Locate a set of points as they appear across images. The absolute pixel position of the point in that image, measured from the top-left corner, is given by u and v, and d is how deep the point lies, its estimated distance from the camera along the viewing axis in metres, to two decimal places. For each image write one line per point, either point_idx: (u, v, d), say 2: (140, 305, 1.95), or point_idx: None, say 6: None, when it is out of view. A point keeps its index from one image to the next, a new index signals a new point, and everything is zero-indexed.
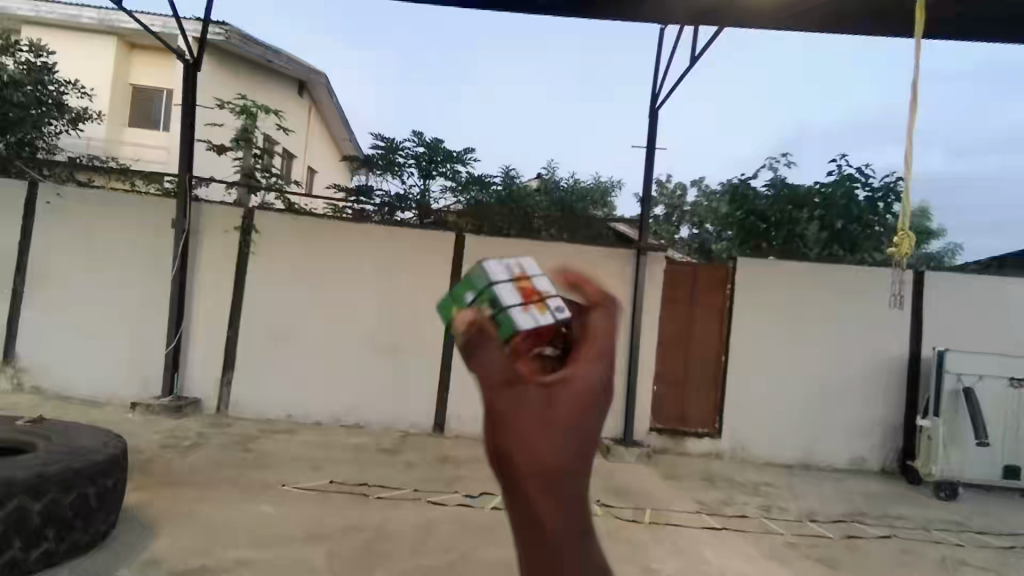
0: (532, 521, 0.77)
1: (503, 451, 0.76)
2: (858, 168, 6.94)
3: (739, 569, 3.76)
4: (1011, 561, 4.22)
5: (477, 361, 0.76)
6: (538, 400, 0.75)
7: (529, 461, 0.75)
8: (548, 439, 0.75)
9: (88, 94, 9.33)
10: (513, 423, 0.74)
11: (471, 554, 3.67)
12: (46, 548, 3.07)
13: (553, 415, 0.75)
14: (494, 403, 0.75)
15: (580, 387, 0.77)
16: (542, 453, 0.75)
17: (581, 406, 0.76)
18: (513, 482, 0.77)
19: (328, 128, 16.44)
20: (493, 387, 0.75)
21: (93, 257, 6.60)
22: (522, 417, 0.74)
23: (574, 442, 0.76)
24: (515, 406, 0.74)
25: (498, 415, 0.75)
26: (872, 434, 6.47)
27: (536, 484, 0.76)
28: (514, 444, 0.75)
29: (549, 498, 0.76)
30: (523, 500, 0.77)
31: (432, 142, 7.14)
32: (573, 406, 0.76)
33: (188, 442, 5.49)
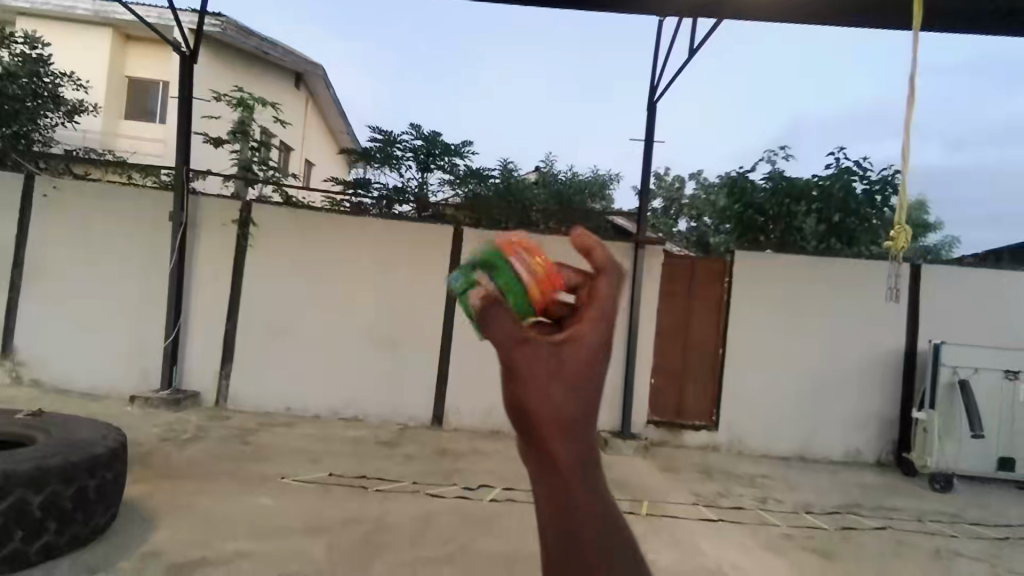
0: (551, 486, 0.73)
1: (520, 410, 0.71)
2: (856, 161, 6.94)
3: (736, 560, 3.79)
4: (1004, 552, 4.26)
5: (489, 320, 0.71)
6: (552, 355, 0.71)
7: (547, 420, 0.71)
8: (563, 395, 0.70)
9: (84, 86, 9.28)
10: (530, 380, 0.70)
11: (469, 546, 3.70)
12: (47, 540, 3.09)
13: (569, 371, 0.71)
14: (508, 358, 0.71)
15: (595, 342, 0.73)
16: (560, 412, 0.71)
17: (597, 362, 0.72)
18: (531, 445, 0.73)
19: (326, 120, 16.38)
20: (506, 343, 0.70)
21: (91, 250, 6.60)
22: (538, 373, 0.70)
23: (592, 400, 0.72)
24: (531, 362, 0.70)
25: (512, 371, 0.70)
26: (868, 427, 6.50)
27: (555, 446, 0.71)
28: (532, 402, 0.70)
29: (570, 460, 0.72)
30: (542, 463, 0.73)
31: (430, 135, 7.13)
32: (589, 362, 0.72)
33: (187, 435, 5.51)
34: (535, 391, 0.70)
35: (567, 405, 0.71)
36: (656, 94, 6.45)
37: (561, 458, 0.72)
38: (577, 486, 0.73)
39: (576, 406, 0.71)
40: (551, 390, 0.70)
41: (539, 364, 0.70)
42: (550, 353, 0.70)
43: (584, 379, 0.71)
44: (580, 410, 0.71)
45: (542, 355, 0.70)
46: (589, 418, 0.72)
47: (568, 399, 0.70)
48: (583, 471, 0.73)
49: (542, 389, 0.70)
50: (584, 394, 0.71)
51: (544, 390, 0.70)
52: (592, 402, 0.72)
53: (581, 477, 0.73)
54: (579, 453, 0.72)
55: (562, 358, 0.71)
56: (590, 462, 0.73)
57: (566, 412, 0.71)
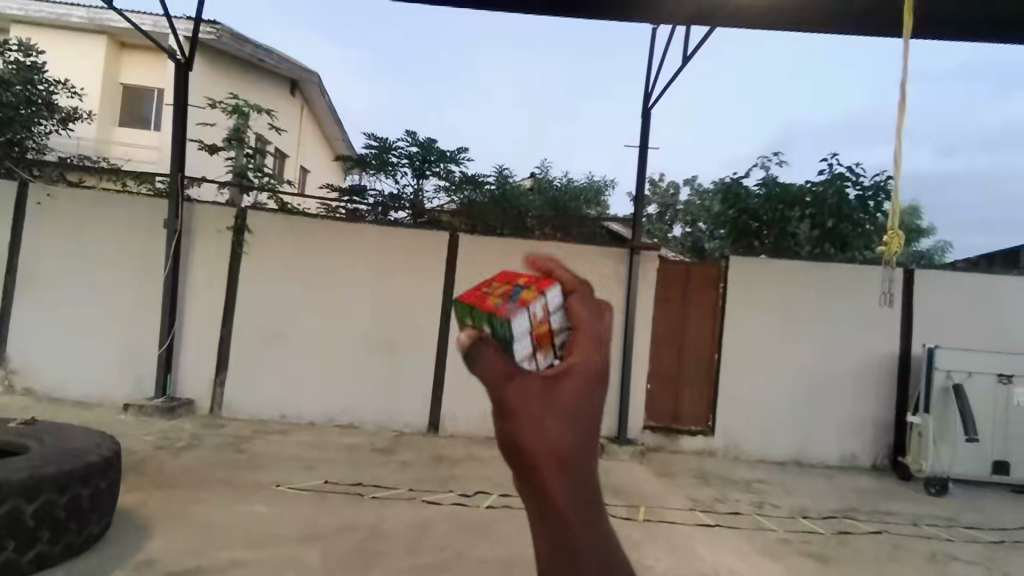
0: (547, 515, 0.73)
1: (513, 446, 0.70)
2: (849, 167, 6.98)
3: (732, 565, 3.79)
4: (1000, 556, 4.26)
5: (478, 358, 0.69)
6: (543, 391, 0.69)
7: (543, 455, 0.69)
8: (560, 429, 0.69)
9: (78, 94, 9.24)
10: (523, 418, 0.68)
11: (466, 553, 3.68)
12: (41, 549, 3.07)
13: (561, 404, 0.70)
14: (499, 399, 0.68)
15: (584, 375, 0.72)
16: (556, 444, 0.69)
17: (588, 393, 0.71)
18: (525, 479, 0.72)
19: (321, 127, 16.39)
20: (497, 383, 0.68)
21: (85, 258, 6.57)
22: (532, 407, 0.68)
23: (585, 430, 0.71)
24: (523, 399, 0.68)
25: (507, 410, 0.68)
26: (863, 432, 6.52)
27: (551, 476, 0.70)
28: (526, 439, 0.68)
29: (566, 492, 0.71)
30: (538, 495, 0.72)
31: (425, 142, 7.14)
32: (580, 394, 0.71)
33: (182, 444, 5.48)
34: (530, 425, 0.69)
35: (562, 438, 0.69)
36: (651, 101, 6.49)
37: (556, 490, 0.71)
38: (573, 514, 0.73)
39: (569, 440, 0.69)
40: (545, 425, 0.69)
41: (532, 402, 0.68)
42: (542, 389, 0.69)
43: (576, 411, 0.70)
44: (574, 440, 0.70)
45: (534, 392, 0.69)
46: (582, 448, 0.71)
47: (565, 430, 0.69)
48: (580, 500, 0.73)
49: (536, 424, 0.69)
50: (576, 426, 0.70)
51: (538, 426, 0.69)
52: (586, 433, 0.71)
53: (579, 505, 0.73)
54: (574, 484, 0.71)
55: (554, 392, 0.70)
56: (587, 489, 0.73)
57: (560, 446, 0.69)
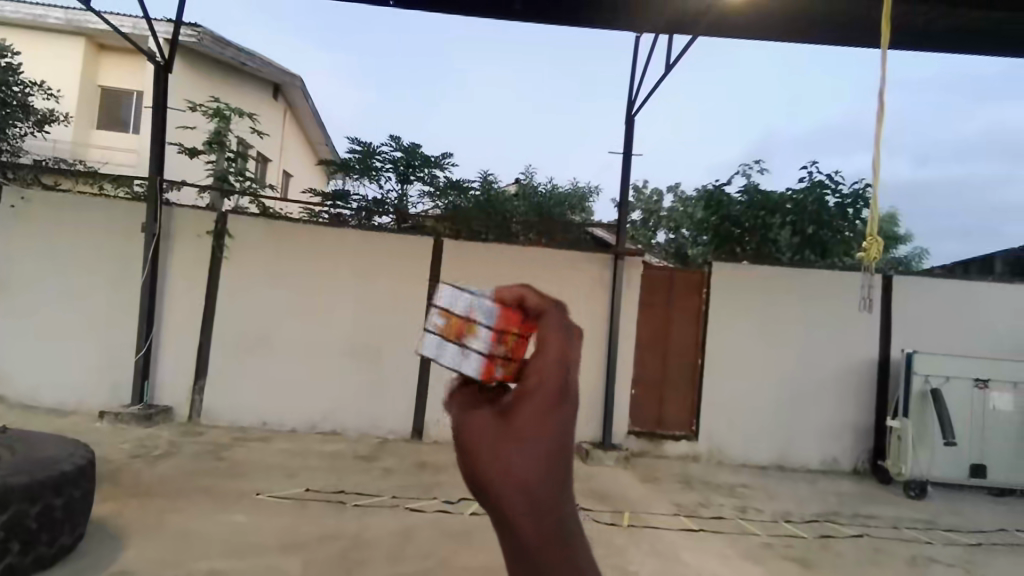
0: (522, 565, 0.63)
1: (473, 479, 0.63)
2: (828, 176, 7.11)
3: (716, 570, 3.78)
4: (977, 558, 4.32)
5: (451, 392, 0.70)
6: (498, 417, 0.63)
7: (499, 487, 0.61)
8: (511, 459, 0.61)
9: (55, 96, 9.06)
10: (478, 449, 0.62)
11: (450, 560, 3.65)
12: (11, 561, 2.97)
13: (520, 430, 0.62)
14: (458, 426, 0.64)
15: (548, 393, 0.64)
16: (514, 475, 0.61)
17: (554, 416, 0.63)
18: (493, 518, 0.63)
19: (303, 131, 16.29)
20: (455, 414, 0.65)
21: (60, 262, 6.43)
22: (482, 436, 0.62)
23: (546, 458, 0.62)
24: (474, 427, 0.63)
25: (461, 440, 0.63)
26: (843, 436, 6.58)
27: (513, 511, 0.61)
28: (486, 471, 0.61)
29: (540, 531, 0.62)
30: (508, 536, 0.63)
31: (410, 147, 7.12)
32: (543, 416, 0.63)
33: (159, 452, 5.36)
34: (484, 458, 0.62)
35: (525, 470, 0.61)
36: (634, 108, 6.55)
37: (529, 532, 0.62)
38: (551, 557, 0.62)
39: (533, 469, 0.61)
40: (503, 453, 0.61)
41: (488, 428, 0.62)
42: (497, 414, 0.63)
43: (536, 436, 0.62)
44: (535, 470, 0.62)
45: (487, 417, 0.63)
46: (549, 477, 0.62)
47: (520, 461, 0.61)
48: (555, 541, 0.62)
49: (488, 452, 0.62)
50: (534, 452, 0.62)
51: (494, 453, 0.62)
52: (551, 459, 0.62)
53: (557, 549, 0.62)
54: (552, 523, 0.62)
55: (512, 418, 0.63)
56: (560, 530, 0.63)
57: (523, 476, 0.61)
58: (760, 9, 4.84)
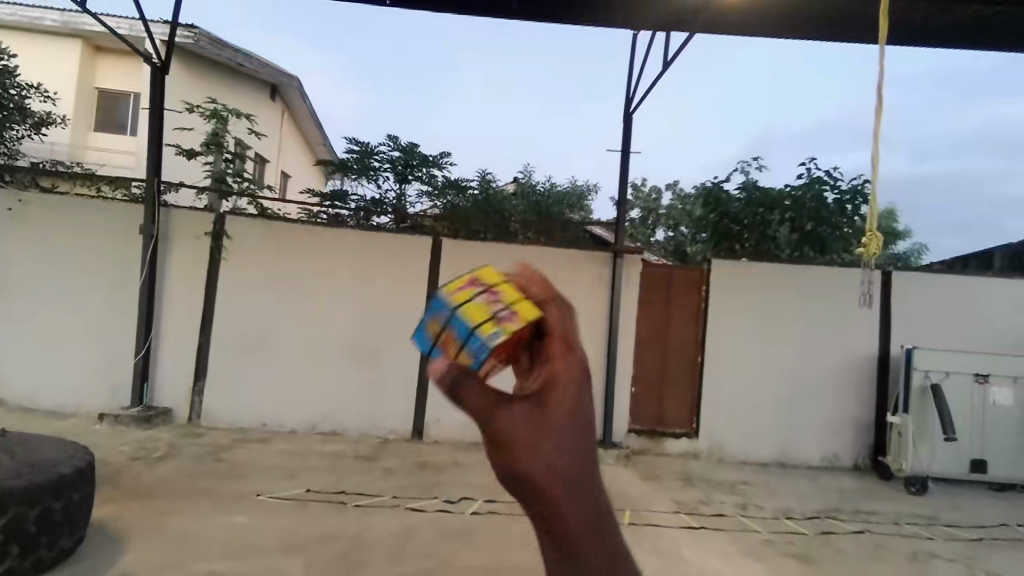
0: (564, 557, 0.63)
1: (511, 475, 0.63)
2: (827, 172, 7.12)
3: (717, 568, 3.77)
4: (979, 553, 4.31)
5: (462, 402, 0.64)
6: (532, 409, 0.64)
7: (541, 478, 0.62)
8: (551, 446, 0.63)
9: (52, 98, 9.04)
10: (518, 442, 0.62)
11: (451, 560, 3.64)
12: (10, 565, 2.97)
13: (554, 421, 0.64)
14: (489, 421, 0.63)
15: (569, 385, 0.66)
16: (553, 464, 0.62)
17: (579, 405, 0.65)
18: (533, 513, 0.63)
19: (301, 132, 16.28)
20: (483, 410, 0.63)
21: (58, 265, 6.42)
22: (521, 432, 0.62)
23: (581, 443, 0.64)
24: (508, 418, 0.63)
25: (497, 437, 0.63)
26: (843, 432, 6.57)
27: (560, 501, 0.62)
28: (525, 461, 0.62)
29: (581, 519, 0.63)
30: (550, 531, 0.63)
31: (408, 146, 7.11)
32: (567, 407, 0.65)
33: (159, 454, 5.35)
34: (524, 452, 0.62)
35: (565, 459, 0.63)
36: (632, 106, 6.55)
37: (572, 520, 0.62)
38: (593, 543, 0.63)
39: (568, 456, 0.63)
40: (542, 442, 0.63)
41: (524, 419, 0.63)
42: (531, 406, 0.64)
43: (570, 424, 0.64)
44: (570, 456, 0.63)
45: (518, 409, 0.63)
46: (584, 462, 0.63)
47: (560, 450, 0.63)
48: (594, 527, 0.63)
49: (527, 445, 0.63)
50: (571, 436, 0.63)
51: (534, 447, 0.63)
52: (582, 445, 0.64)
53: (597, 531, 0.63)
54: (588, 506, 0.63)
55: (545, 408, 0.64)
56: (598, 517, 0.64)
57: (562, 463, 0.63)
58: (756, 6, 4.84)
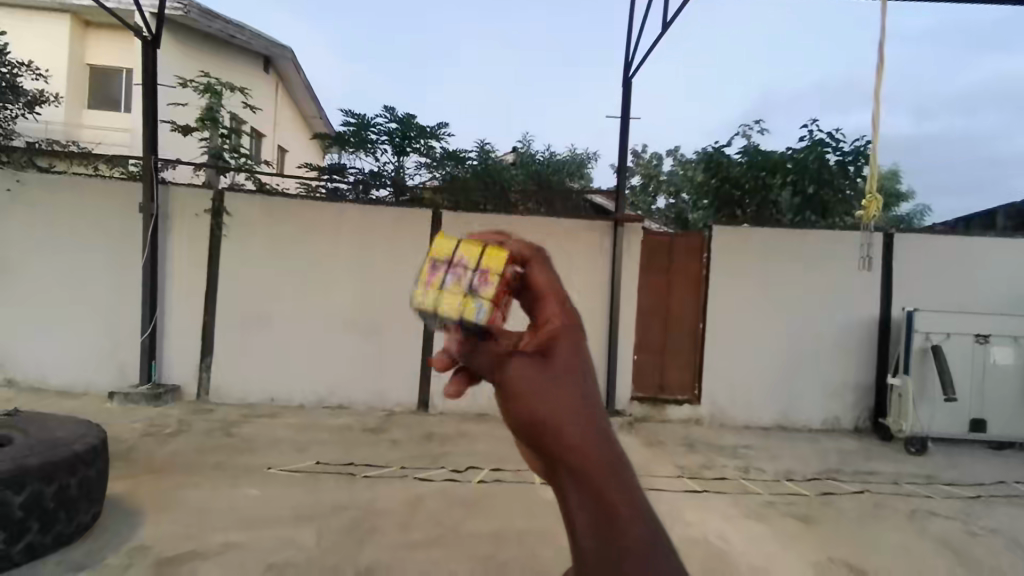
0: (586, 499, 0.71)
1: (526, 423, 0.72)
2: (829, 133, 7.04)
3: (719, 529, 3.87)
4: (975, 510, 4.41)
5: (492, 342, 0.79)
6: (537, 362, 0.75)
7: (552, 420, 0.71)
8: (556, 394, 0.72)
9: (43, 76, 8.88)
10: (526, 388, 0.73)
11: (460, 527, 3.73)
12: (30, 539, 3.06)
13: (555, 369, 0.74)
14: (498, 379, 0.74)
15: (564, 340, 0.77)
16: (563, 409, 0.72)
17: (576, 356, 0.76)
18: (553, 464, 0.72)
19: (296, 105, 16.10)
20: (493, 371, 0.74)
21: (59, 246, 6.43)
22: (528, 384, 0.73)
23: (580, 391, 0.74)
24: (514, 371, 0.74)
25: (510, 388, 0.73)
26: (843, 395, 6.64)
27: (568, 442, 0.71)
28: (537, 411, 0.72)
29: (594, 469, 0.71)
30: (568, 474, 0.72)
31: (405, 117, 7.05)
32: (565, 359, 0.75)
33: (170, 430, 5.44)
34: (535, 400, 0.72)
35: (570, 405, 0.72)
36: (632, 70, 6.45)
37: (587, 466, 0.71)
38: (610, 492, 0.72)
39: (572, 401, 0.72)
40: (546, 391, 0.72)
41: (529, 370, 0.74)
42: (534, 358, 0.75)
43: (569, 375, 0.74)
44: (573, 403, 0.72)
45: (528, 363, 0.74)
46: (589, 415, 0.72)
47: (564, 396, 0.72)
48: (608, 471, 0.72)
49: (536, 394, 0.73)
50: (572, 385, 0.73)
51: (543, 395, 0.72)
52: (587, 398, 0.74)
53: (608, 474, 0.72)
54: (603, 455, 0.72)
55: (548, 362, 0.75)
56: (609, 461, 0.72)
57: (564, 412, 0.72)
58: None
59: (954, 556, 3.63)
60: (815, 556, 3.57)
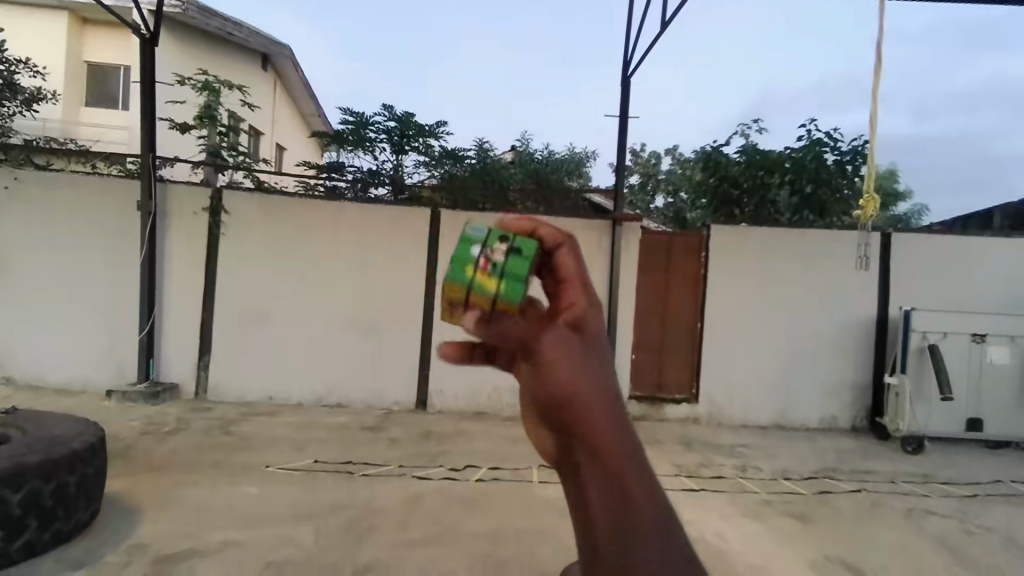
0: (603, 478, 0.72)
1: (554, 395, 0.74)
2: (827, 133, 7.05)
3: (717, 528, 3.88)
4: (972, 508, 4.43)
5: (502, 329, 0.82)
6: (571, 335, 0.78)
7: (582, 392, 0.73)
8: (585, 368, 0.75)
9: (40, 73, 8.85)
10: (558, 357, 0.75)
11: (458, 526, 3.74)
12: (29, 537, 3.06)
13: (586, 345, 0.77)
14: (532, 351, 0.76)
15: (591, 323, 0.80)
16: (592, 385, 0.74)
17: (600, 339, 0.80)
18: (575, 441, 0.73)
19: (294, 102, 16.07)
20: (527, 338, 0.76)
21: (56, 244, 6.43)
22: (560, 356, 0.75)
23: (604, 371, 0.77)
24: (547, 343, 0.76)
25: (543, 360, 0.75)
26: (841, 394, 6.65)
27: (595, 417, 0.73)
28: (567, 382, 0.73)
29: (615, 452, 0.72)
30: (590, 451, 0.72)
31: (403, 116, 7.06)
32: (591, 338, 0.79)
33: (168, 428, 5.44)
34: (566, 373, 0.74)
35: (598, 381, 0.74)
36: (630, 69, 6.45)
37: (608, 443, 0.72)
38: (628, 474, 0.73)
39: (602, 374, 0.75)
40: (578, 365, 0.75)
41: (562, 343, 0.76)
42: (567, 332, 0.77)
43: (596, 355, 0.77)
44: (600, 377, 0.75)
45: (562, 337, 0.77)
46: (612, 397, 0.75)
47: (593, 371, 0.75)
48: (626, 453, 0.74)
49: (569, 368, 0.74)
50: (600, 362, 0.76)
51: (574, 369, 0.74)
52: (612, 380, 0.76)
53: (624, 456, 0.73)
54: (622, 436, 0.74)
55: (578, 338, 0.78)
56: (629, 443, 0.74)
57: (591, 392, 0.74)
58: None
59: (951, 555, 3.64)
60: (812, 555, 3.58)
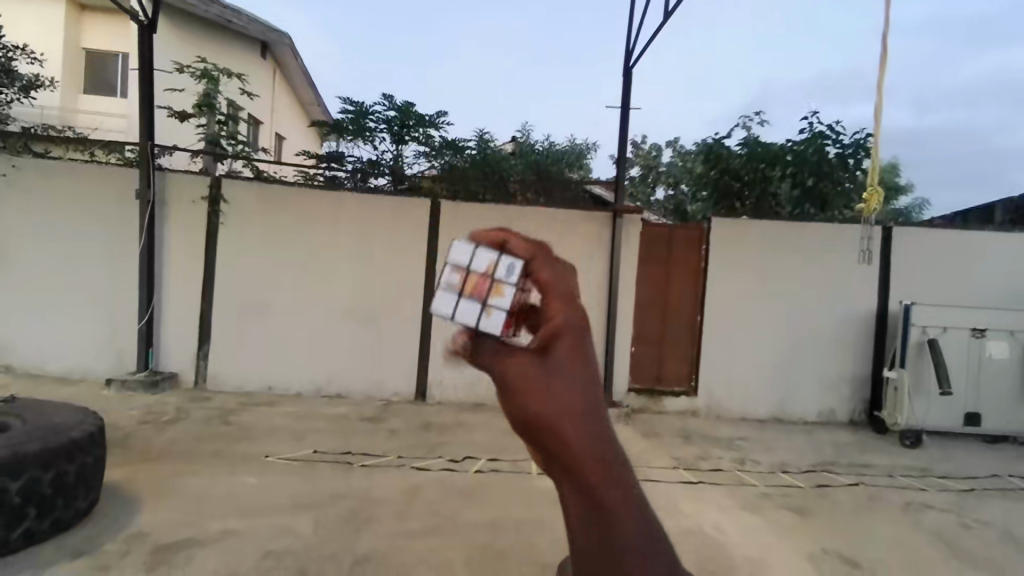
0: (578, 489, 0.73)
1: (522, 416, 0.72)
2: (829, 126, 7.03)
3: (716, 520, 3.89)
4: (969, 503, 4.44)
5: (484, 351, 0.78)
6: (540, 358, 0.73)
7: (553, 415, 0.70)
8: (555, 389, 0.71)
9: (38, 60, 8.75)
10: (525, 381, 0.72)
11: (457, 516, 3.75)
12: (28, 526, 3.07)
13: (558, 365, 0.72)
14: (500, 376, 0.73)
15: (568, 338, 0.74)
16: (563, 404, 0.71)
17: (582, 353, 0.74)
18: (548, 456, 0.73)
19: (293, 92, 15.99)
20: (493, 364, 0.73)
21: (55, 232, 6.40)
22: (528, 380, 0.72)
23: (580, 389, 0.72)
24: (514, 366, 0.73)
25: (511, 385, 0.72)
26: (839, 387, 6.66)
27: (569, 436, 0.71)
28: (536, 406, 0.71)
29: (584, 461, 0.71)
30: (562, 466, 0.72)
31: (404, 106, 7.00)
32: (568, 354, 0.73)
33: (168, 418, 5.45)
34: (535, 397, 0.71)
35: (569, 401, 0.71)
36: (632, 60, 6.41)
37: (581, 461, 0.71)
38: (603, 486, 0.73)
39: (575, 394, 0.71)
40: (547, 386, 0.71)
41: (529, 367, 0.72)
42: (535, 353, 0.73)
43: (571, 373, 0.73)
44: (571, 397, 0.71)
45: (530, 359, 0.73)
46: (588, 412, 0.72)
47: (564, 390, 0.71)
48: (603, 464, 0.73)
49: (540, 392, 0.71)
50: (575, 381, 0.72)
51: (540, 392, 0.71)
52: (589, 396, 0.72)
53: (601, 470, 0.72)
54: (598, 451, 0.72)
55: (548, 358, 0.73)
56: (606, 454, 0.73)
57: (561, 415, 0.71)
58: None
59: (948, 549, 3.65)
60: (809, 548, 3.59)
